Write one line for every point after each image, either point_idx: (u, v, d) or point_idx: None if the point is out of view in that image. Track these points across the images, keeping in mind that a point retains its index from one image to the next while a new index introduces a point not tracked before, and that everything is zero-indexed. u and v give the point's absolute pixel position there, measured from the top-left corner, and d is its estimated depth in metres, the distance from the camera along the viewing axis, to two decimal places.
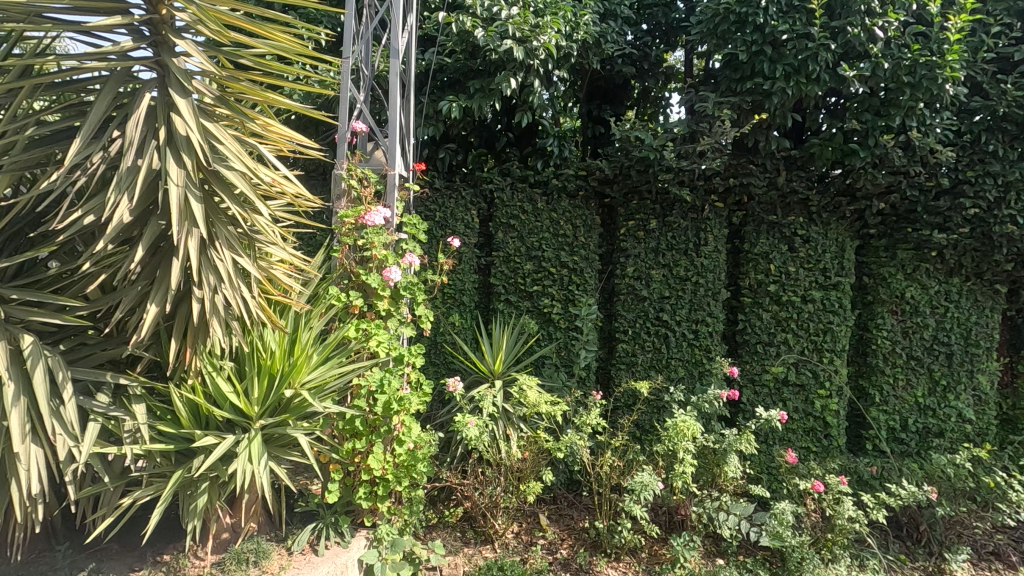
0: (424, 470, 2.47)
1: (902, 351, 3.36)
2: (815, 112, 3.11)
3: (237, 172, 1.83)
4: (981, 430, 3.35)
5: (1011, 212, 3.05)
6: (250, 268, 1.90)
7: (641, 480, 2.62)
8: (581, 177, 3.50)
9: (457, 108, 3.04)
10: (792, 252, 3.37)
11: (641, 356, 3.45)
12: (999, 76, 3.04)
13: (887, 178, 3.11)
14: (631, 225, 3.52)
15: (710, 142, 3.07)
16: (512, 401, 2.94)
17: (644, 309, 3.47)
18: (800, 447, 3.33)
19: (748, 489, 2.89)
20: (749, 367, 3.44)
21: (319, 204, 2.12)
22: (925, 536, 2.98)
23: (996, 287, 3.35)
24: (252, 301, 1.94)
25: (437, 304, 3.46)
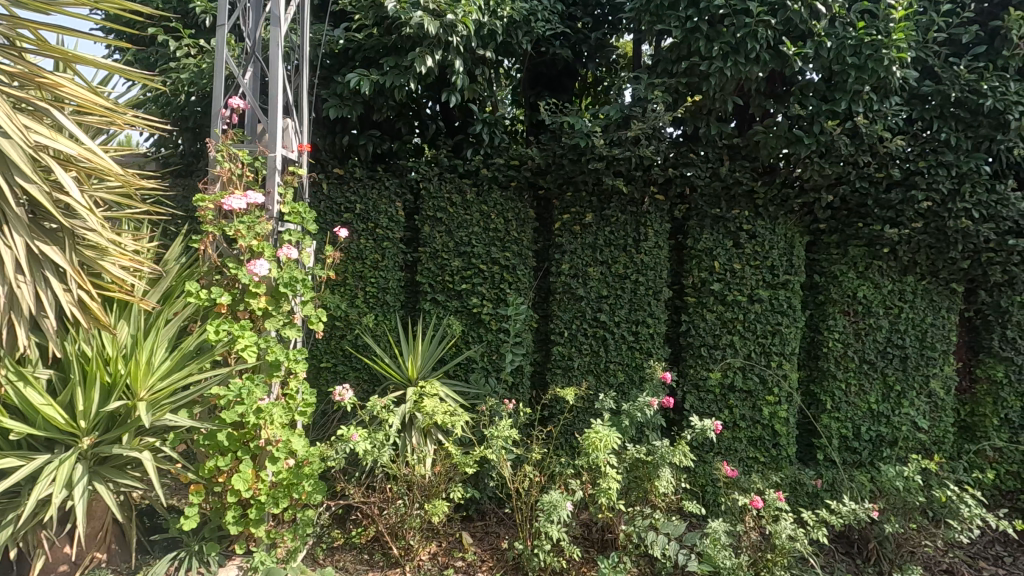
0: (312, 489, 2.18)
1: (855, 355, 3.15)
2: (757, 96, 2.89)
3: (14, 141, 1.75)
4: (936, 438, 3.15)
5: (965, 205, 2.86)
6: (51, 254, 1.81)
7: (550, 499, 2.38)
8: (514, 167, 3.26)
9: (366, 83, 2.79)
10: (737, 249, 3.15)
11: (577, 360, 3.21)
12: (952, 59, 2.84)
13: (834, 169, 2.90)
14: (566, 218, 3.27)
15: (645, 128, 2.83)
16: (414, 408, 2.65)
17: (581, 309, 3.23)
18: (745, 457, 3.12)
19: (682, 505, 2.66)
20: (693, 372, 3.21)
21: (145, 182, 2.03)
22: (874, 553, 2.80)
23: (953, 286, 3.15)
24: (64, 296, 1.83)
25: (359, 304, 3.21)
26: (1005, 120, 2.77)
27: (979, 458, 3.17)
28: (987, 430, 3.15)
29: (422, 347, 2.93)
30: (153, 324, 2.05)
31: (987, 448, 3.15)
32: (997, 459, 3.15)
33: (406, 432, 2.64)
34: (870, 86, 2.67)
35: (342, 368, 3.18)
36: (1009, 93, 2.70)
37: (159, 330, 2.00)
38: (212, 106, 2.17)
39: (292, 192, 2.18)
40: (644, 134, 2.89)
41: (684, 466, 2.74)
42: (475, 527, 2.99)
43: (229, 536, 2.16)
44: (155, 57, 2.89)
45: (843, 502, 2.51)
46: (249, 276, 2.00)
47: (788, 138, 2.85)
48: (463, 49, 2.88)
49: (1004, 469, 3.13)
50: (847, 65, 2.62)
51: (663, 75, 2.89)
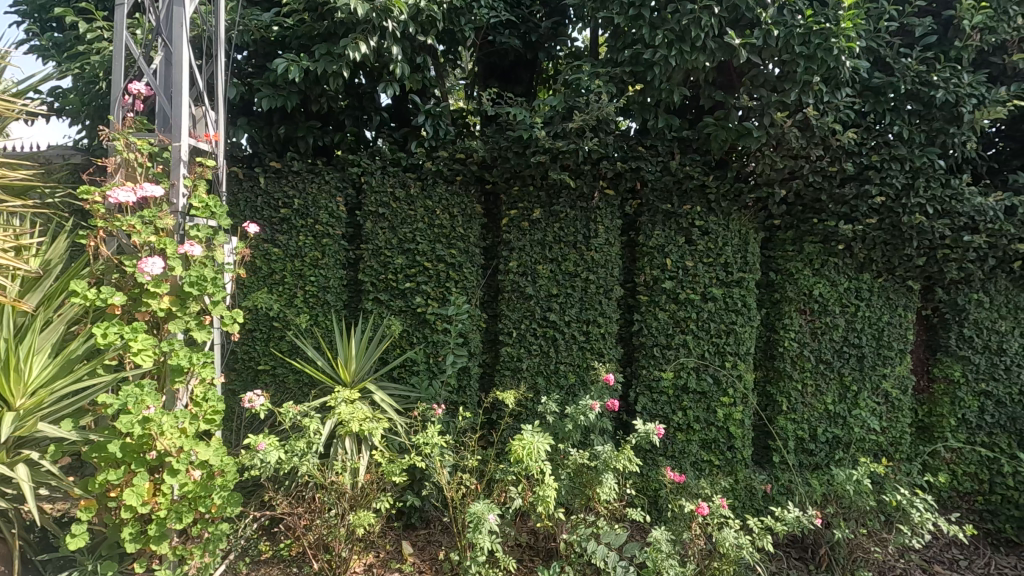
0: (224, 502, 2.04)
1: (811, 355, 3.06)
2: (707, 87, 2.78)
3: None
4: (893, 439, 3.08)
5: (919, 201, 2.79)
6: None
7: (473, 511, 2.20)
8: (460, 161, 3.12)
9: (296, 69, 2.63)
10: (690, 246, 3.05)
11: (526, 361, 3.09)
12: (904, 50, 2.75)
13: (786, 163, 2.82)
14: (513, 214, 3.15)
15: (590, 119, 2.72)
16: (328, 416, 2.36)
17: (531, 308, 3.12)
18: (698, 460, 3.02)
19: (626, 512, 2.56)
20: (645, 373, 3.10)
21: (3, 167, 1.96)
22: (826, 560, 2.72)
23: (909, 284, 3.08)
24: None
25: (298, 304, 3.07)
26: (957, 113, 2.70)
27: (934, 459, 3.11)
28: (944, 431, 3.09)
29: (359, 349, 2.80)
30: (30, 327, 1.98)
31: (943, 450, 3.10)
32: (953, 459, 3.09)
33: (337, 438, 2.51)
34: (820, 76, 2.57)
35: (281, 370, 3.04)
36: (962, 85, 2.63)
37: (37, 335, 1.94)
38: (111, 91, 2.04)
39: (201, 185, 2.05)
40: (590, 126, 2.78)
41: (630, 471, 2.64)
42: (417, 536, 2.86)
43: (132, 554, 2.01)
44: (72, 41, 2.74)
45: (788, 509, 2.43)
46: (142, 275, 1.85)
47: (738, 129, 2.75)
48: (401, 35, 2.75)
49: (961, 470, 3.08)
50: (796, 54, 2.52)
51: (609, 64, 2.77)
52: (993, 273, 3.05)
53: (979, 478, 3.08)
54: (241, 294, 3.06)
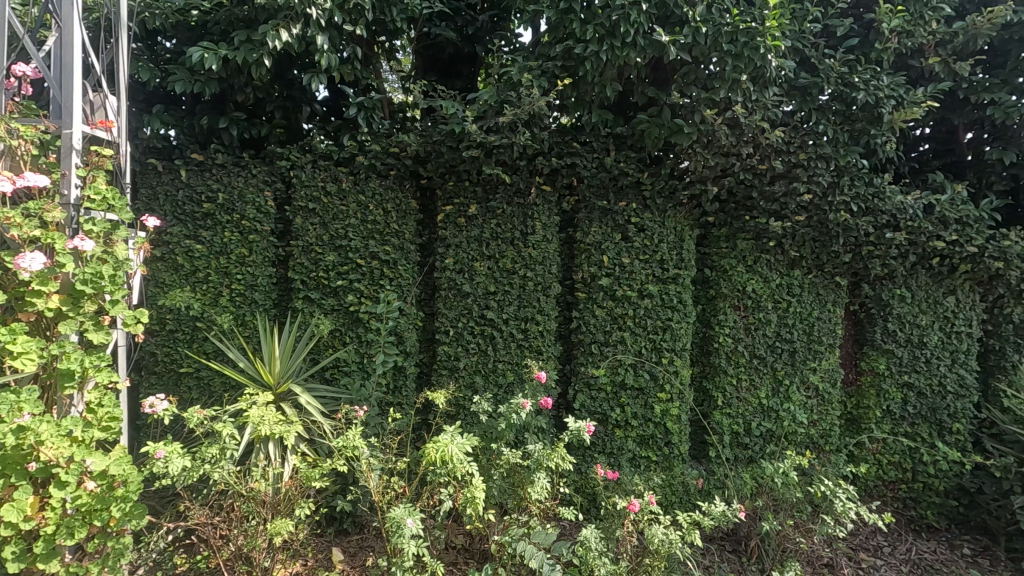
0: (123, 515, 1.89)
1: (745, 350, 3.10)
2: (640, 83, 2.79)
3: None
4: (823, 431, 3.15)
5: (844, 198, 2.86)
6: None
7: (392, 516, 2.15)
8: (393, 155, 3.04)
9: (211, 56, 2.50)
10: (626, 243, 3.05)
11: (463, 360, 3.04)
12: (828, 51, 2.81)
13: (717, 160, 2.85)
14: (449, 210, 3.09)
15: (522, 114, 2.68)
16: (241, 421, 2.21)
17: (468, 306, 3.06)
18: (636, 456, 3.03)
19: (558, 510, 2.53)
20: (584, 370, 3.08)
21: None
22: (756, 552, 2.76)
23: (837, 279, 3.17)
24: None
25: (224, 303, 2.94)
26: (877, 114, 2.79)
27: (861, 450, 3.20)
28: (870, 422, 3.18)
29: (286, 350, 2.69)
30: None
31: (868, 440, 3.20)
32: (878, 450, 3.20)
33: (258, 442, 2.40)
34: (747, 74, 2.60)
35: (205, 373, 2.90)
36: (882, 86, 2.71)
37: None
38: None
39: (99, 175, 1.92)
40: (523, 120, 2.74)
41: (564, 469, 2.62)
42: (348, 542, 2.76)
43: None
44: None
45: (715, 504, 2.45)
46: (19, 271, 1.68)
47: (669, 127, 2.77)
48: (327, 24, 2.64)
49: (886, 460, 3.18)
50: (723, 53, 2.54)
51: (542, 58, 2.74)
52: (914, 268, 3.17)
53: (903, 467, 3.19)
54: (161, 293, 2.90)
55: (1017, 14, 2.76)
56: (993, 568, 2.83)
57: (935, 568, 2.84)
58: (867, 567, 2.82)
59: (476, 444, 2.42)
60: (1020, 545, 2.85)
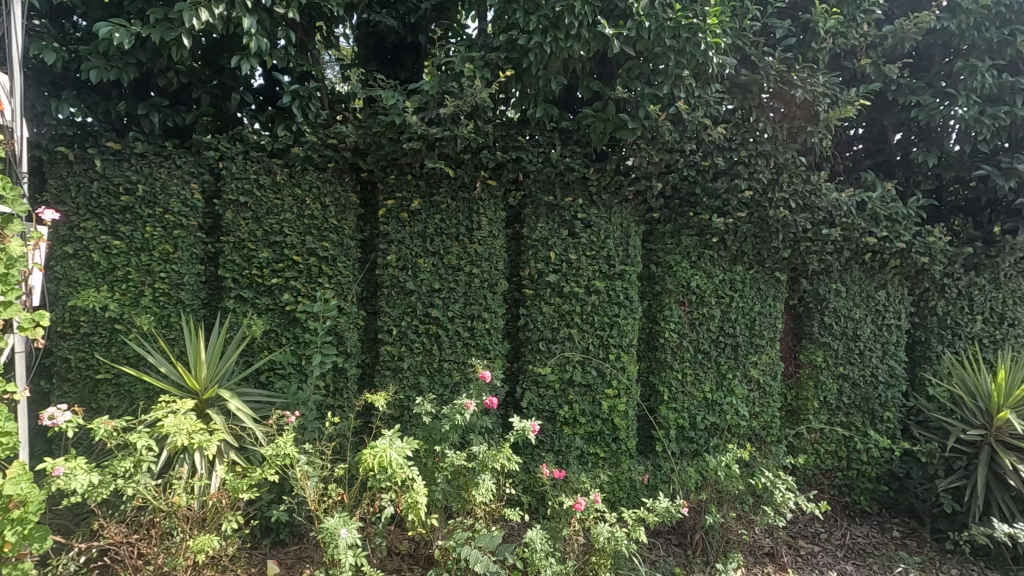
0: (20, 538, 1.73)
1: (690, 345, 3.13)
2: (584, 77, 2.76)
3: None
4: (765, 423, 3.22)
5: (783, 195, 2.93)
6: None
7: (326, 527, 1.98)
8: (331, 146, 2.90)
9: (124, 35, 2.30)
10: (573, 239, 3.02)
11: (407, 360, 2.94)
12: (767, 49, 2.85)
13: (661, 156, 2.86)
14: (391, 205, 2.98)
15: (464, 106, 2.60)
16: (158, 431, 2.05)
17: (412, 304, 2.96)
18: (584, 453, 3.01)
19: (504, 511, 2.47)
20: (531, 368, 3.03)
21: None
22: (701, 544, 2.78)
23: (777, 275, 3.24)
24: None
25: (146, 304, 2.73)
26: (814, 112, 2.86)
27: (800, 440, 3.29)
28: (808, 413, 3.27)
29: (214, 353, 2.51)
30: None
31: (807, 431, 3.28)
32: (816, 440, 3.29)
33: (181, 453, 2.24)
34: (689, 71, 2.62)
35: (125, 379, 2.69)
36: (818, 85, 2.78)
37: None
38: None
39: None
40: (465, 112, 2.66)
41: (511, 469, 2.56)
42: (286, 553, 2.61)
43: None
44: None
45: (659, 500, 2.47)
46: None
47: (614, 122, 2.75)
48: (254, 5, 2.48)
49: (823, 449, 3.27)
50: (666, 48, 2.53)
51: (485, 48, 2.67)
52: (848, 263, 3.28)
53: (838, 456, 3.30)
54: (73, 293, 2.66)
55: (941, 20, 2.89)
56: (919, 549, 2.98)
57: (867, 551, 2.95)
58: (806, 554, 2.91)
59: (417, 447, 2.29)
60: (943, 525, 3.01)
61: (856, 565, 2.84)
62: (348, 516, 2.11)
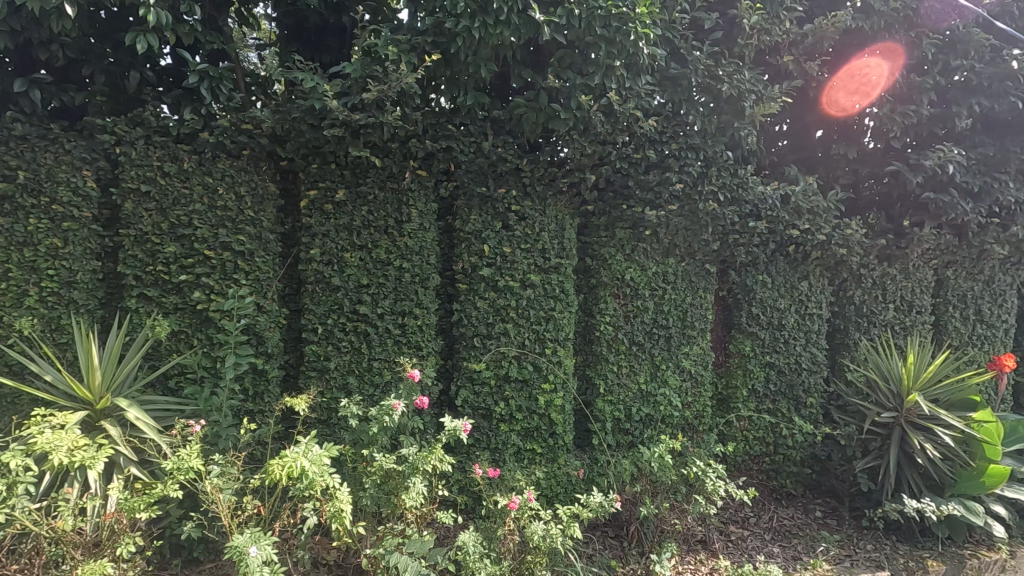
0: None
1: (625, 338, 3.14)
2: (516, 65, 2.69)
3: None
4: (697, 412, 3.27)
5: (712, 188, 2.98)
6: None
7: (233, 545, 1.81)
8: (245, 132, 2.69)
9: None
10: (507, 232, 2.96)
11: (334, 360, 2.78)
12: (695, 42, 2.88)
13: (594, 148, 2.84)
14: (314, 195, 2.80)
15: (389, 91, 2.47)
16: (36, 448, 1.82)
17: (338, 301, 2.80)
18: (521, 450, 2.95)
19: (436, 514, 2.38)
20: (466, 365, 2.94)
21: None
22: (636, 535, 2.79)
23: (707, 267, 3.30)
24: None
25: (31, 305, 2.44)
26: (741, 107, 2.91)
27: (730, 428, 3.37)
28: (738, 402, 3.35)
29: (110, 358, 2.28)
30: None
31: (736, 419, 3.37)
32: (745, 427, 3.38)
33: (69, 471, 2.01)
34: (620, 62, 2.59)
35: (6, 390, 2.40)
36: (743, 80, 2.83)
37: None
38: None
39: None
40: (391, 98, 2.53)
41: (443, 471, 2.47)
42: (200, 572, 2.39)
43: None
44: None
45: (593, 496, 2.49)
46: None
47: (546, 112, 2.69)
48: None
49: (752, 436, 3.37)
50: (597, 37, 2.48)
51: (411, 31, 2.54)
52: (774, 256, 3.39)
53: (766, 442, 3.40)
54: None
55: (856, 21, 2.97)
56: (839, 527, 3.13)
57: (793, 533, 3.07)
58: (736, 539, 2.98)
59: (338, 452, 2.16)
60: (860, 503, 3.17)
61: (782, 546, 2.94)
62: (262, 531, 1.95)
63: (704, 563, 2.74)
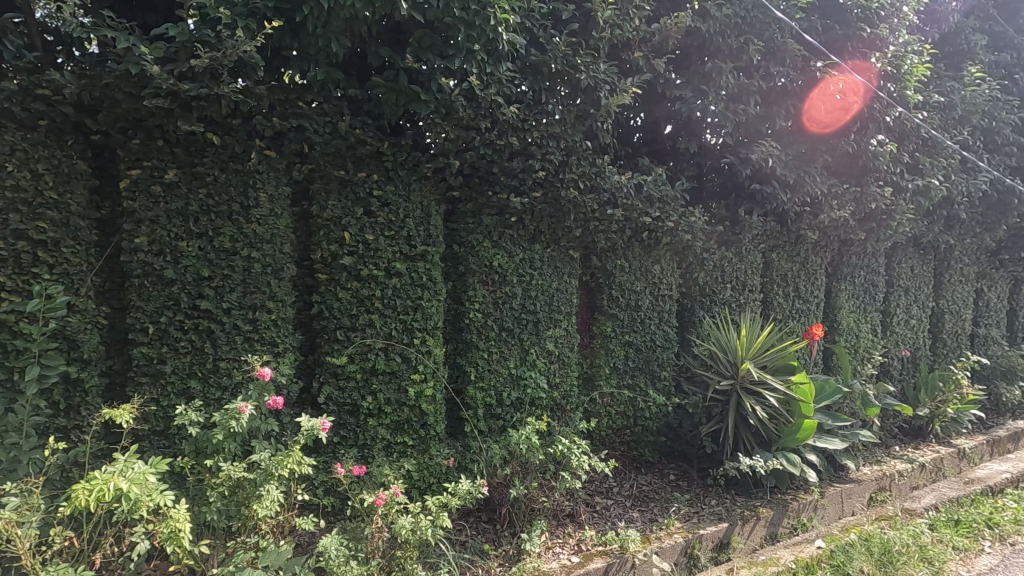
0: None
1: (494, 324, 3.16)
2: (372, 42, 2.55)
3: None
4: (564, 392, 3.40)
5: (572, 176, 3.09)
6: None
7: None
8: (41, 98, 2.25)
9: None
10: (369, 218, 2.82)
11: (171, 363, 2.47)
12: (552, 31, 2.96)
13: (457, 133, 2.80)
14: (137, 174, 2.44)
15: (224, 59, 2.21)
16: None
17: (173, 296, 2.48)
18: (391, 443, 2.85)
19: (294, 521, 2.22)
20: (329, 360, 2.77)
21: None
22: (507, 517, 2.84)
23: (570, 253, 3.42)
24: None
25: None
26: (596, 97, 3.04)
27: (595, 405, 3.55)
28: (601, 379, 3.54)
29: None
30: None
31: (600, 396, 3.55)
32: (608, 403, 3.58)
33: None
34: (480, 46, 2.56)
35: None
36: (598, 72, 2.97)
37: None
38: None
39: None
40: (228, 67, 2.27)
41: (302, 474, 2.31)
42: None
43: None
44: None
45: (460, 483, 2.52)
46: None
47: (407, 94, 2.60)
48: None
49: (614, 410, 3.58)
50: (456, 18, 2.42)
51: None
52: (630, 242, 3.60)
53: (627, 415, 3.64)
54: None
55: (696, 23, 3.25)
56: (689, 487, 3.46)
57: (650, 497, 3.33)
58: (600, 508, 3.16)
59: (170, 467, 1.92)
60: (707, 464, 3.54)
61: (641, 510, 3.18)
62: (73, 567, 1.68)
63: (572, 536, 2.87)
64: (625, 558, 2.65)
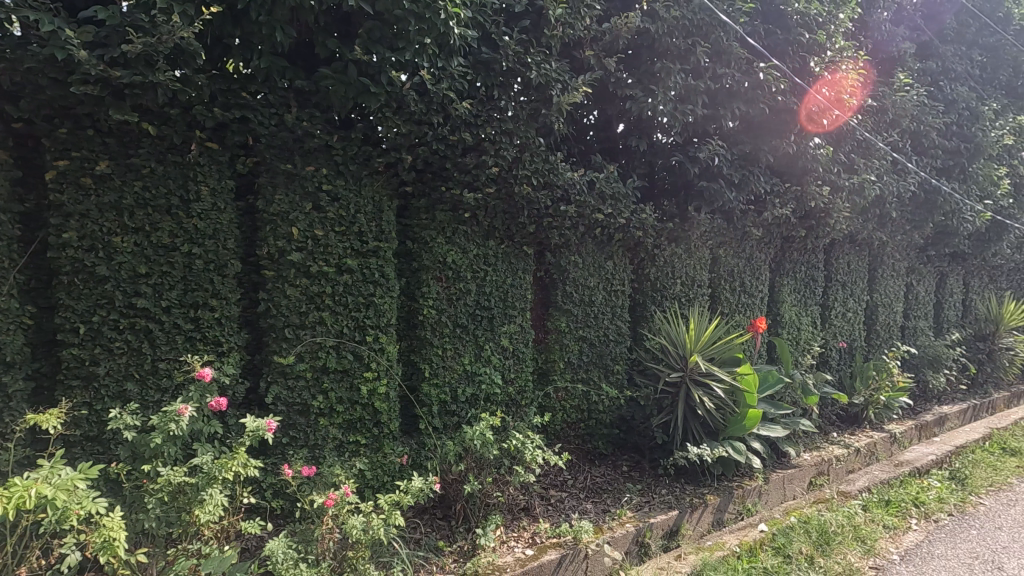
0: None
1: (448, 321, 3.14)
2: (319, 33, 2.49)
3: None
4: (519, 387, 3.42)
5: (526, 172, 3.11)
6: None
7: None
8: None
9: None
10: (319, 214, 2.75)
11: (105, 364, 2.34)
12: (504, 28, 2.97)
13: (408, 127, 2.77)
14: (65, 165, 2.29)
15: (160, 46, 2.11)
16: None
17: (106, 295, 2.36)
18: (342, 443, 2.80)
19: (239, 525, 2.16)
20: (277, 360, 2.69)
21: None
22: (462, 513, 2.84)
23: (525, 249, 3.44)
24: None
25: None
26: (548, 95, 3.07)
27: (550, 399, 3.59)
28: (556, 374, 3.58)
29: None
30: None
31: (554, 390, 3.60)
32: (563, 397, 3.63)
33: None
34: (432, 40, 2.53)
35: None
36: (550, 70, 3.01)
37: None
38: None
39: None
40: (164, 54, 2.16)
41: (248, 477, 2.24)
42: None
43: None
44: None
45: (413, 481, 2.50)
46: None
47: (356, 87, 2.55)
48: None
49: (569, 404, 3.63)
50: (407, 11, 2.39)
51: None
52: (584, 238, 3.65)
53: (582, 409, 3.69)
54: None
55: (645, 23, 3.32)
56: (641, 477, 3.55)
57: (603, 489, 3.40)
58: (555, 501, 3.20)
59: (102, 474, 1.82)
60: (657, 454, 3.64)
61: (594, 502, 3.24)
62: None
63: (526, 529, 2.91)
64: (578, 549, 2.70)
